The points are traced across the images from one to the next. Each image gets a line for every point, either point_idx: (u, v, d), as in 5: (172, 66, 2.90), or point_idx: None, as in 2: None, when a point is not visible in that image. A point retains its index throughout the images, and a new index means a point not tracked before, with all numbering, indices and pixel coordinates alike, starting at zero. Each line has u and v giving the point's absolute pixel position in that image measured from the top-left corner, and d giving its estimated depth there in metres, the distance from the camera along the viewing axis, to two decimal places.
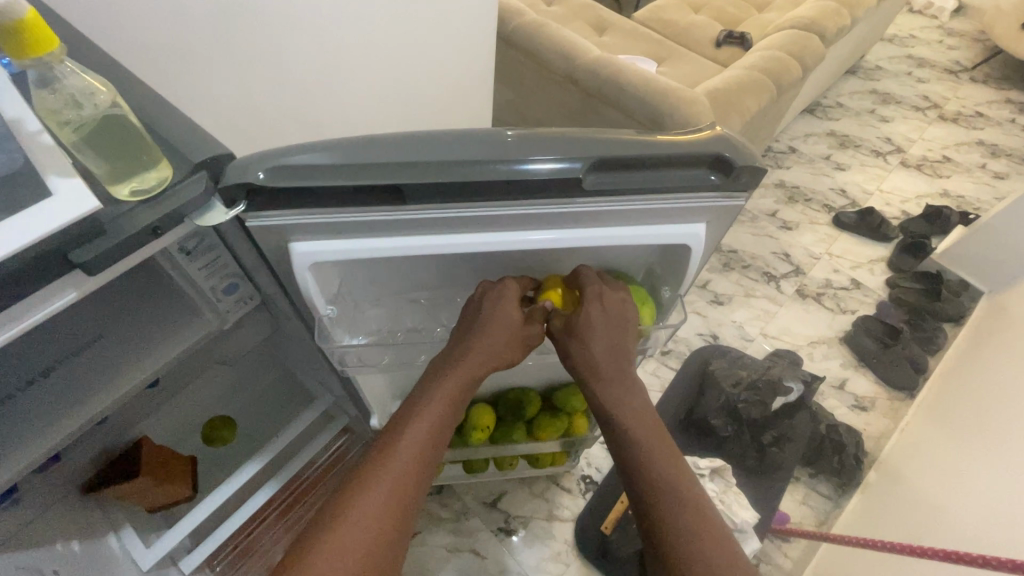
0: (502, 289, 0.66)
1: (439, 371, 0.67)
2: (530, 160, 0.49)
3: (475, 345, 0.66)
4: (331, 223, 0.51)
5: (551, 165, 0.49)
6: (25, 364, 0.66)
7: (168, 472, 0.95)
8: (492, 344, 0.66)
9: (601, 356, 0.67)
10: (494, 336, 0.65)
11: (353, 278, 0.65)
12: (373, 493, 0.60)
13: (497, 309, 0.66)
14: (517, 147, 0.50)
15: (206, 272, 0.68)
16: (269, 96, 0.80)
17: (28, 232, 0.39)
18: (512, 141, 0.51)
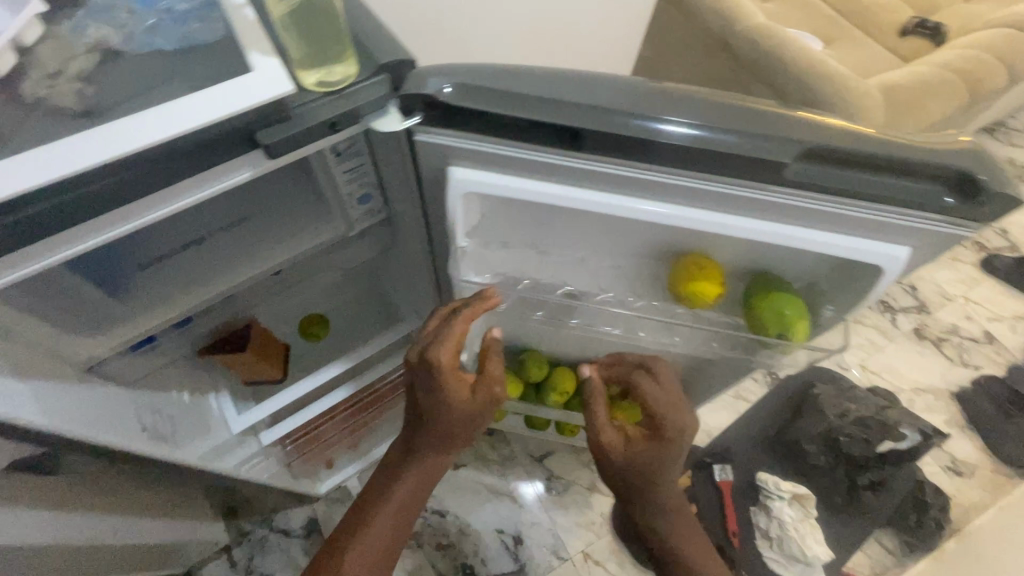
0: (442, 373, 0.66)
1: (428, 429, 0.78)
2: (665, 119, 0.44)
3: (445, 418, 0.73)
4: (496, 155, 0.49)
5: (686, 129, 0.44)
6: (184, 226, 0.71)
7: (267, 354, 1.03)
8: (452, 424, 0.75)
9: (659, 481, 0.79)
10: (455, 416, 0.73)
11: (494, 217, 0.62)
12: (384, 514, 0.83)
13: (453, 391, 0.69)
14: (663, 102, 0.45)
15: (348, 177, 0.68)
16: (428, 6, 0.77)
17: (226, 106, 0.40)
18: (660, 95, 0.46)
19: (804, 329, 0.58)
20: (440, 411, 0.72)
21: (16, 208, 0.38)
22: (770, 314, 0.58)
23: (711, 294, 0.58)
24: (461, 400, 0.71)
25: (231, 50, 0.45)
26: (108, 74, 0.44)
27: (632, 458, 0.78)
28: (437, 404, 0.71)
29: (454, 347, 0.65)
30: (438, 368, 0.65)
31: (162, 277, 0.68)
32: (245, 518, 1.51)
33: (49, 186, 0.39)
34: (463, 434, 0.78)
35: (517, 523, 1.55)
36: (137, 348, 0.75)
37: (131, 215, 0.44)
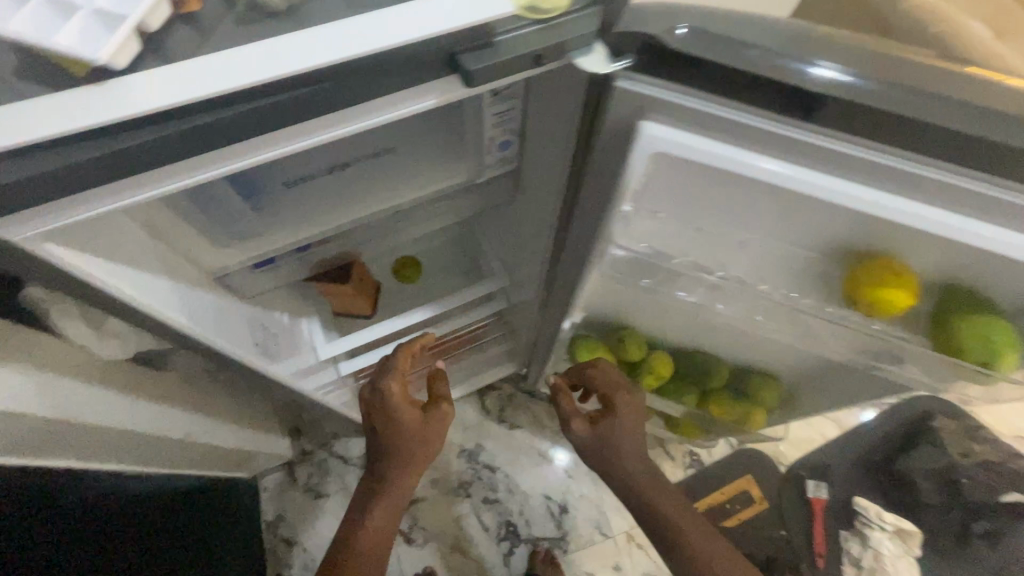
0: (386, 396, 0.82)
1: (385, 458, 0.83)
2: (816, 62, 0.42)
3: (400, 437, 0.82)
4: (710, 116, 0.44)
5: (839, 71, 0.42)
6: (329, 148, 0.68)
7: (361, 291, 1.03)
8: (408, 456, 0.83)
9: (631, 443, 0.81)
10: (408, 443, 0.82)
11: (664, 182, 0.55)
12: (359, 539, 0.81)
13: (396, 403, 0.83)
14: (812, 46, 0.43)
15: (496, 120, 0.65)
16: None
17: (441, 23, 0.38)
18: (813, 43, 0.44)
19: (1011, 357, 0.57)
20: (393, 437, 0.82)
21: (224, 107, 0.38)
22: (978, 338, 0.57)
23: (901, 302, 0.55)
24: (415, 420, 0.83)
25: None
26: None
27: (597, 430, 0.83)
28: (389, 426, 0.82)
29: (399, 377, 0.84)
30: (390, 394, 0.82)
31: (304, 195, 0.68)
32: (307, 440, 1.58)
33: (257, 87, 0.38)
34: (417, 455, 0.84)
35: (565, 492, 1.55)
36: (260, 266, 0.76)
37: (312, 132, 0.43)
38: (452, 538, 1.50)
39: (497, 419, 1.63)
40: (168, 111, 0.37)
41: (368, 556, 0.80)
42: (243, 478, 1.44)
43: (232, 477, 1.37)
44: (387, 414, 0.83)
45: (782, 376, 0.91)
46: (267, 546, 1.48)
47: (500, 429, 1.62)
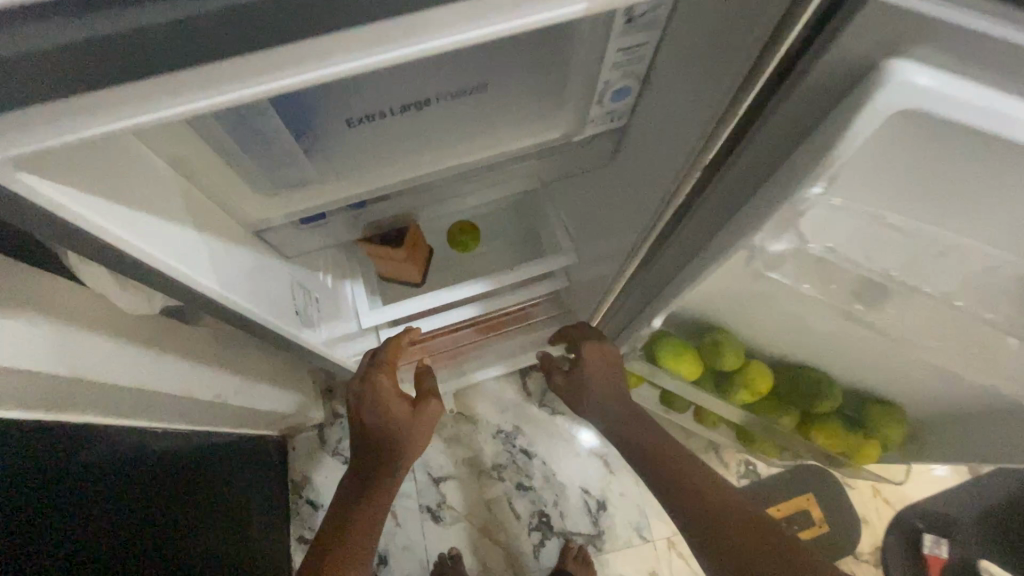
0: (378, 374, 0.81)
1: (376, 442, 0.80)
2: None
3: (390, 426, 0.80)
4: (1005, 57, 0.29)
5: None
6: (408, 77, 0.46)
7: (413, 258, 0.92)
8: (402, 437, 0.80)
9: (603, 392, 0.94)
10: (400, 421, 0.80)
11: (870, 163, 0.38)
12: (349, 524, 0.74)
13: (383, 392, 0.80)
14: None
15: (617, 59, 0.50)
16: None
17: None
18: None
19: None
20: (380, 424, 0.80)
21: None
22: None
23: None
24: (403, 413, 0.81)
25: None
26: None
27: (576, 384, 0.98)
28: (379, 416, 0.80)
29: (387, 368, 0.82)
30: (379, 383, 0.80)
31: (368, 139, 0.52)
32: (338, 402, 1.52)
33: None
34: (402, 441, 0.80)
35: (603, 487, 1.45)
36: (306, 221, 0.62)
37: (397, 45, 0.31)
38: (480, 521, 1.42)
39: (537, 402, 1.52)
40: None
41: (359, 538, 0.73)
42: (271, 435, 1.39)
43: (261, 435, 1.32)
44: (378, 401, 0.80)
45: (904, 408, 0.76)
46: (291, 506, 1.44)
47: (540, 413, 1.52)
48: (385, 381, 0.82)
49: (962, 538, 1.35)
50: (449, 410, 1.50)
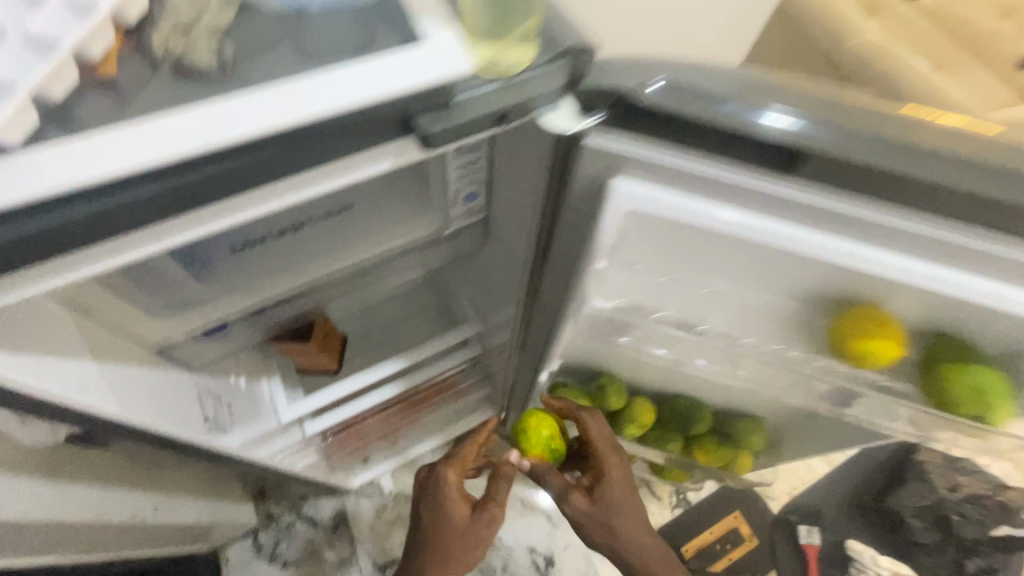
0: (442, 478, 0.73)
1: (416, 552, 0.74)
2: (769, 108, 0.38)
3: (440, 529, 0.72)
4: (685, 170, 0.40)
5: (793, 121, 0.38)
6: (271, 222, 0.59)
7: (325, 347, 0.96)
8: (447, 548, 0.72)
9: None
10: (448, 535, 0.72)
11: (635, 238, 0.49)
12: None
13: (450, 489, 0.73)
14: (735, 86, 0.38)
15: (461, 172, 0.60)
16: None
17: (407, 70, 0.33)
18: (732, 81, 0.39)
19: (1006, 412, 0.46)
20: (436, 529, 0.72)
21: (117, 193, 0.31)
22: (963, 390, 0.46)
23: (891, 355, 0.49)
24: (459, 519, 0.72)
25: (391, 15, 0.38)
26: (244, 32, 0.37)
27: None
28: (435, 514, 0.73)
29: (461, 461, 0.75)
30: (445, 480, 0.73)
31: (256, 263, 0.61)
32: (273, 502, 1.46)
33: (167, 166, 0.31)
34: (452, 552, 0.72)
35: (549, 543, 1.47)
36: (210, 334, 0.68)
37: (219, 217, 0.36)
38: None
39: None
40: (32, 201, 0.30)
41: None
42: (200, 551, 1.32)
43: (188, 553, 1.25)
44: (436, 502, 0.73)
45: (764, 420, 0.89)
46: None
47: None
48: (452, 483, 0.74)
49: (827, 518, 1.03)
50: (389, 492, 1.49)
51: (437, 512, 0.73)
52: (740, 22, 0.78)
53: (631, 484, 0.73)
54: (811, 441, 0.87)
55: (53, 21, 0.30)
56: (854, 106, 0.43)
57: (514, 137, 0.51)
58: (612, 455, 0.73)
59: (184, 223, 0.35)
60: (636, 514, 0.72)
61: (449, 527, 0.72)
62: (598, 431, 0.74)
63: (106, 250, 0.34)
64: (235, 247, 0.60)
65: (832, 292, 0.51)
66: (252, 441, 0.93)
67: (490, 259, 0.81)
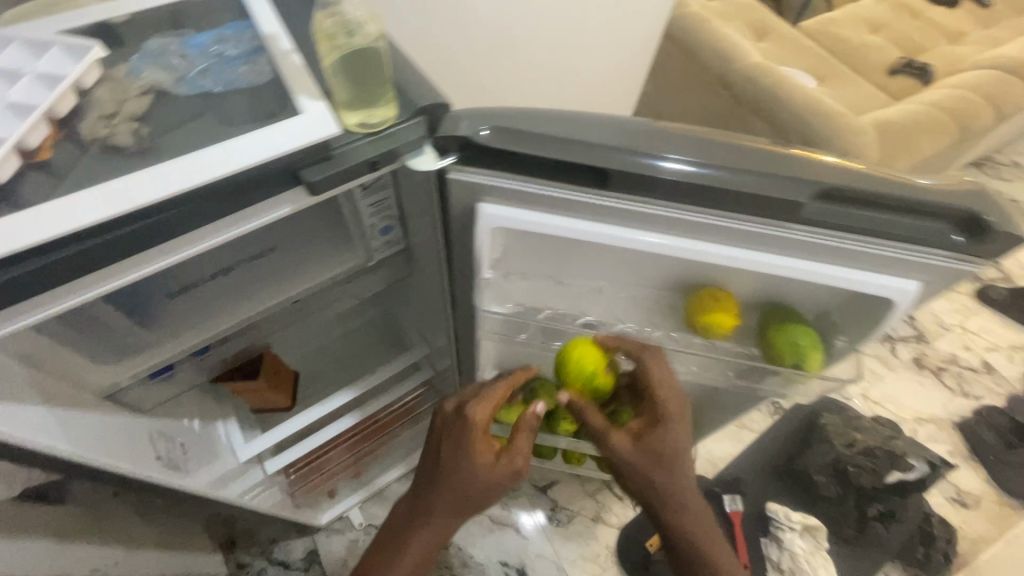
0: (471, 426, 0.69)
1: (436, 492, 0.71)
2: (667, 157, 0.46)
3: (465, 471, 0.69)
4: (527, 193, 0.50)
5: (687, 167, 0.46)
6: (205, 264, 0.70)
7: (276, 382, 1.01)
8: (468, 488, 0.70)
9: None
10: (472, 477, 0.69)
11: (515, 250, 0.62)
12: None
13: (477, 433, 0.69)
14: (554, 123, 0.47)
15: (373, 209, 0.69)
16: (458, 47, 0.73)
17: (291, 138, 0.43)
18: (553, 117, 0.48)
19: (818, 359, 0.57)
20: (460, 472, 0.69)
21: (59, 250, 0.39)
22: (786, 344, 0.57)
23: (730, 325, 0.59)
24: (484, 462, 0.69)
25: (277, 91, 0.47)
26: (158, 113, 0.46)
27: None
28: (458, 458, 0.69)
29: (490, 405, 0.71)
30: (473, 424, 0.69)
31: (189, 307, 0.68)
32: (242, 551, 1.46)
33: (92, 227, 0.40)
34: (476, 493, 0.70)
35: (519, 558, 1.35)
36: (155, 377, 0.76)
37: (149, 261, 0.43)
38: None
39: None
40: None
41: None
42: None
43: None
44: (461, 444, 0.69)
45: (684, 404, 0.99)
46: None
47: None
48: (480, 427, 0.69)
49: (747, 486, 1.02)
50: (358, 525, 1.51)
51: (460, 456, 0.69)
52: (613, 63, 0.90)
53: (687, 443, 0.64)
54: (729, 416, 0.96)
55: (5, 122, 0.41)
56: (710, 138, 0.49)
57: (407, 175, 0.60)
58: (673, 413, 0.61)
59: (117, 270, 0.42)
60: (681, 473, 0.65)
61: (464, 467, 0.69)
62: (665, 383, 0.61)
63: (47, 301, 0.41)
64: (172, 290, 0.69)
65: (684, 277, 0.62)
66: (220, 482, 0.94)
67: (415, 281, 0.90)
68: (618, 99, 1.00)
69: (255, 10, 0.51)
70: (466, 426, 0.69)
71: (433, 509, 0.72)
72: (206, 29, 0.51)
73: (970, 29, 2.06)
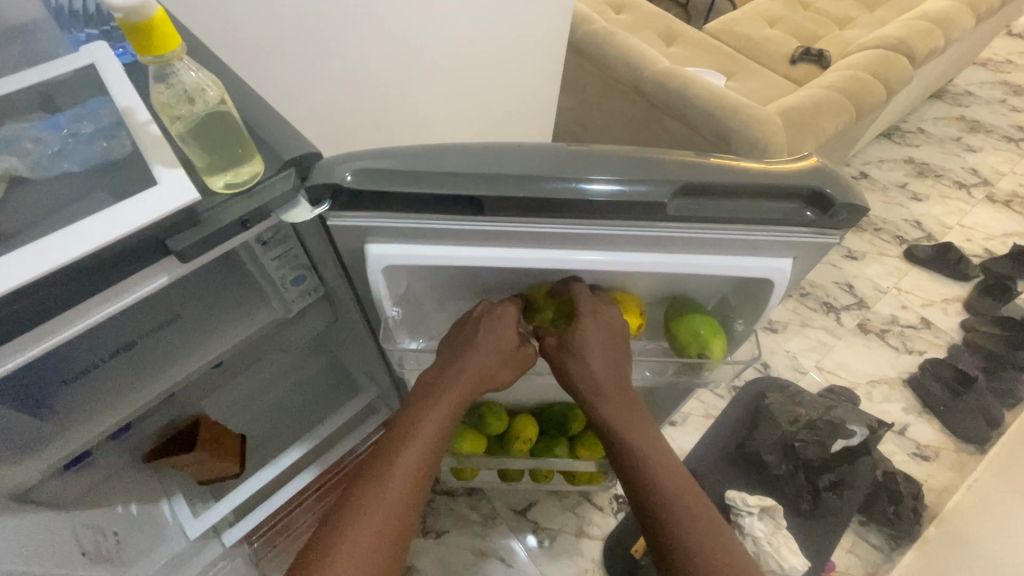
0: (501, 314, 0.63)
1: (450, 378, 0.62)
2: (589, 179, 0.48)
3: (484, 349, 0.62)
4: (409, 227, 0.51)
5: (611, 186, 0.48)
6: (104, 341, 0.68)
7: (221, 448, 0.93)
8: (487, 366, 0.62)
9: None
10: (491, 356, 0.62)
11: (419, 283, 0.64)
12: (361, 524, 0.57)
13: (503, 316, 0.63)
14: (421, 156, 0.49)
15: (278, 262, 0.68)
16: (336, 96, 0.76)
17: (148, 210, 0.43)
18: (421, 150, 0.50)
19: (721, 345, 0.59)
20: (482, 349, 0.62)
21: None
22: (687, 335, 0.60)
23: (634, 324, 0.64)
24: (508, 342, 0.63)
25: (137, 162, 0.47)
26: (20, 201, 0.46)
27: None
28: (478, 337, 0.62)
29: (512, 302, 0.65)
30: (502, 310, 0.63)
31: (89, 392, 0.65)
32: None
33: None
34: (496, 375, 0.64)
35: None
36: (71, 467, 0.74)
37: (14, 353, 0.43)
38: None
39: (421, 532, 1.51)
40: None
41: (389, 517, 0.58)
42: None
43: None
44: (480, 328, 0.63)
45: None
46: None
47: None
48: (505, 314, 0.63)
49: (704, 475, 1.07)
50: None
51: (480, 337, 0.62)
52: (494, 86, 0.95)
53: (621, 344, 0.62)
54: (673, 409, 0.97)
55: None
56: (632, 155, 0.51)
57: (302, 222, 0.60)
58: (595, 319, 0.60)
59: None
60: (614, 374, 0.63)
61: (485, 357, 0.62)
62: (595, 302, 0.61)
63: None
64: (70, 378, 0.66)
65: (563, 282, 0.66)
66: (173, 563, 0.87)
67: (345, 324, 0.89)
68: (511, 120, 1.05)
69: (110, 83, 0.50)
70: (486, 315, 0.63)
71: (450, 388, 0.62)
72: (66, 108, 0.51)
73: (857, 13, 2.20)
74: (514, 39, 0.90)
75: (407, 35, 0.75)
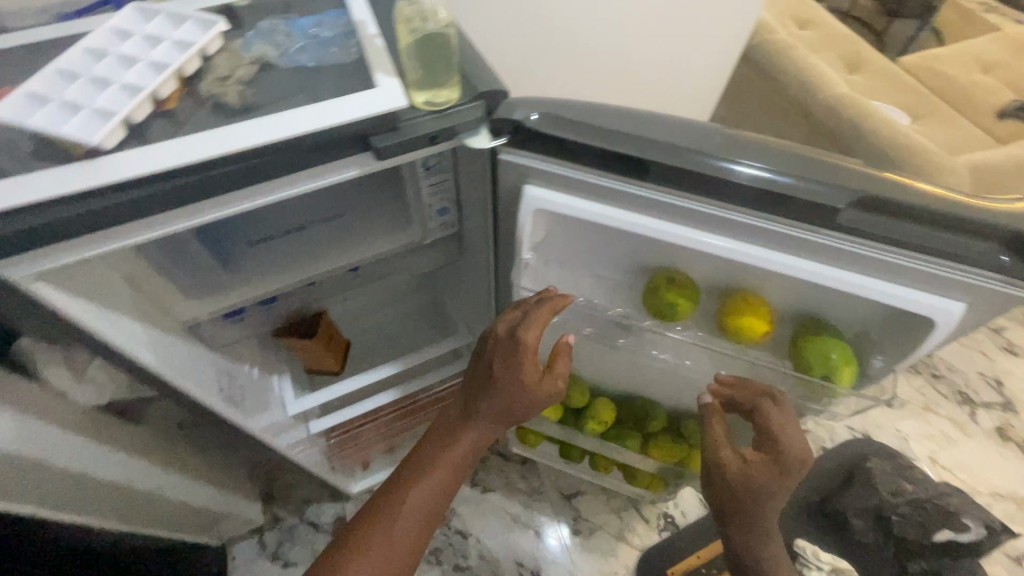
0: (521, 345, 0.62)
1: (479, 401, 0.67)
2: (734, 161, 0.48)
3: (506, 383, 0.64)
4: (571, 178, 0.54)
5: (755, 172, 0.47)
6: (281, 220, 0.79)
7: (332, 345, 1.05)
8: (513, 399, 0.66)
9: None
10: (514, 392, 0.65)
11: (555, 236, 0.67)
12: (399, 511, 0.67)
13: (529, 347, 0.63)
14: (602, 113, 0.51)
15: (432, 190, 0.74)
16: (518, 50, 0.81)
17: (364, 108, 0.50)
18: (603, 108, 0.52)
19: (850, 375, 0.57)
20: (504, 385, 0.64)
21: (171, 179, 0.47)
22: (815, 355, 0.57)
23: (760, 329, 0.60)
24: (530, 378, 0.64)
25: (359, 67, 0.54)
26: (264, 80, 0.55)
27: None
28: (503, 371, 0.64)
29: (539, 323, 0.63)
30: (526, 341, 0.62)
31: (258, 260, 0.77)
32: (279, 505, 1.38)
33: (187, 167, 0.48)
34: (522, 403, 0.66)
35: (535, 560, 1.33)
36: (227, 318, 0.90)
37: (227, 204, 0.52)
38: None
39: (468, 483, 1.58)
40: (117, 184, 0.46)
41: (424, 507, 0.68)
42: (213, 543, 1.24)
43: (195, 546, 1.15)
44: (504, 360, 0.64)
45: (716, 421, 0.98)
46: None
47: None
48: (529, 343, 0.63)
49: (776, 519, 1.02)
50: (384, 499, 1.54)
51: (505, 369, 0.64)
52: (665, 73, 0.95)
53: (800, 483, 0.61)
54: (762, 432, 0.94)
55: (144, 74, 0.50)
56: (789, 153, 0.50)
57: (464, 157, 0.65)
58: (800, 457, 0.59)
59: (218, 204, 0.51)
60: (780, 503, 0.62)
61: (510, 391, 0.65)
62: (786, 422, 0.60)
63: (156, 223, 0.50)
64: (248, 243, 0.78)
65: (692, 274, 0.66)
66: (274, 429, 0.99)
67: (464, 266, 0.95)
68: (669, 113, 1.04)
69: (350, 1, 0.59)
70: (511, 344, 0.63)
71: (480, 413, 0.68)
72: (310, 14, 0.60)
73: None
74: (700, 29, 0.88)
75: (598, 5, 0.78)
